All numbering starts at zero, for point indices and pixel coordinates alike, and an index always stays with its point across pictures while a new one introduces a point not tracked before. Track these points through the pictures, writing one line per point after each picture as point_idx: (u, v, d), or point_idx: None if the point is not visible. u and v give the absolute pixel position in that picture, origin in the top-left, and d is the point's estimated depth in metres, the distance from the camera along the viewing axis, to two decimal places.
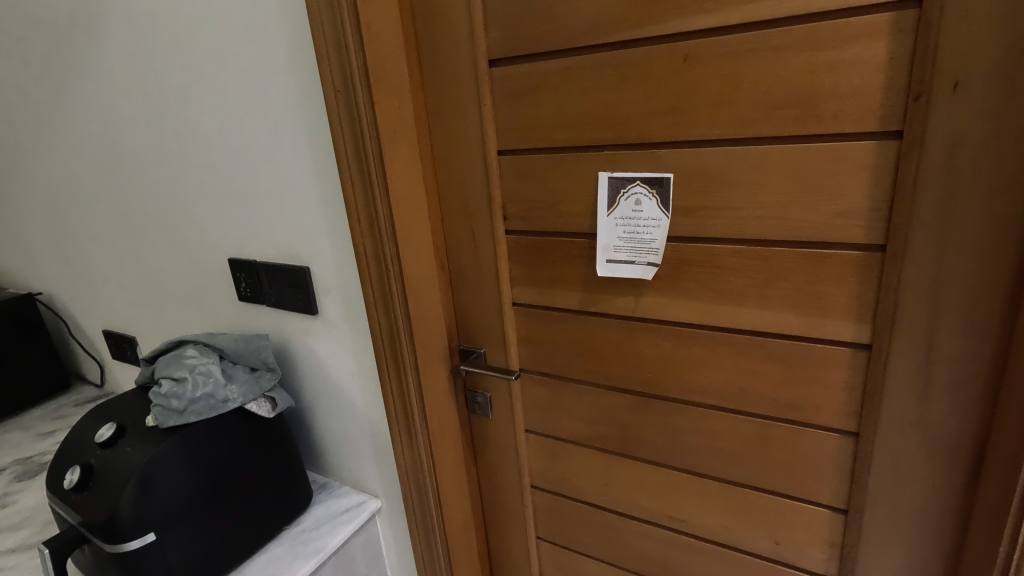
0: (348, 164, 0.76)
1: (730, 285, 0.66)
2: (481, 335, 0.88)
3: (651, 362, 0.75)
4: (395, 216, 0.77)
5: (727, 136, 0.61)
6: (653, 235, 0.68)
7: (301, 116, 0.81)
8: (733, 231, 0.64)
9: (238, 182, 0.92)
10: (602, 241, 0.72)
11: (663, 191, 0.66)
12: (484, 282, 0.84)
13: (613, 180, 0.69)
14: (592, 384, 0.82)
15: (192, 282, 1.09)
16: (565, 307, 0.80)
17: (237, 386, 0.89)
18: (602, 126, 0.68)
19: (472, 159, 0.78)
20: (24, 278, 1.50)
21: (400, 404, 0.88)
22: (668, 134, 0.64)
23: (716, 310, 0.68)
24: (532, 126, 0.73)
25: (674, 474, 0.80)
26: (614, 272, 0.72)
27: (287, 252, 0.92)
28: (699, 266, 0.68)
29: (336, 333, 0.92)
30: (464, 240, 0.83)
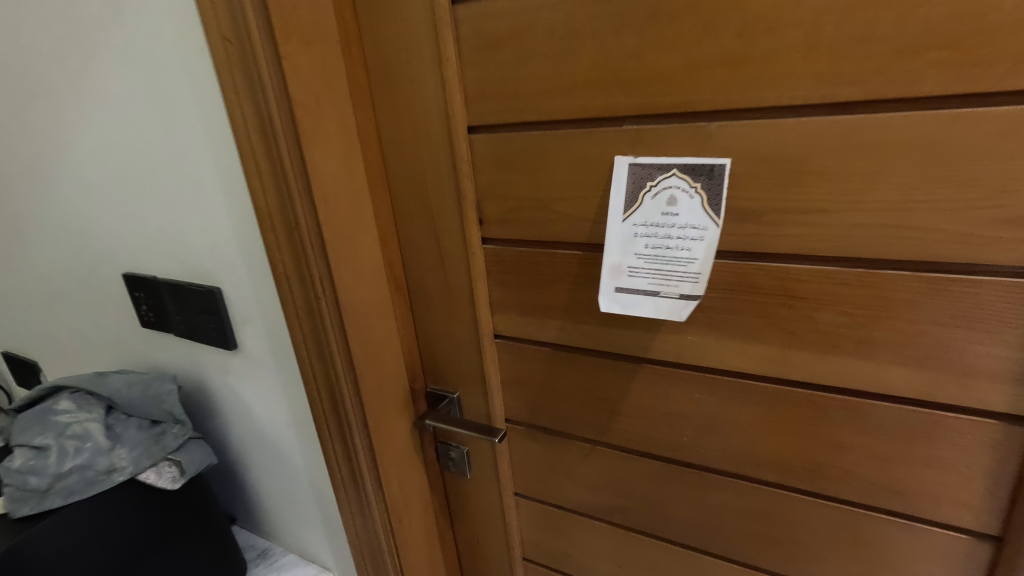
0: (251, 150, 0.52)
1: (814, 323, 0.45)
2: (454, 376, 0.66)
3: (689, 422, 0.54)
4: (327, 225, 0.54)
5: (825, 99, 0.39)
6: (691, 254, 0.46)
7: (184, 79, 0.57)
8: (825, 244, 0.42)
9: (119, 175, 0.68)
10: (612, 259, 0.49)
11: (714, 185, 0.44)
12: (456, 307, 0.62)
13: (637, 167, 0.47)
14: (602, 443, 0.61)
15: (81, 301, 0.85)
16: (566, 345, 0.58)
17: (127, 450, 0.66)
18: (622, 89, 0.46)
19: (433, 141, 0.55)
20: None
21: (349, 472, 0.66)
22: (725, 98, 0.42)
23: (789, 358, 0.47)
24: (517, 91, 0.50)
25: (716, 563, 0.60)
26: (627, 307, 0.50)
27: (190, 267, 0.68)
28: (766, 295, 0.46)
29: (261, 373, 0.70)
30: (426, 251, 0.61)
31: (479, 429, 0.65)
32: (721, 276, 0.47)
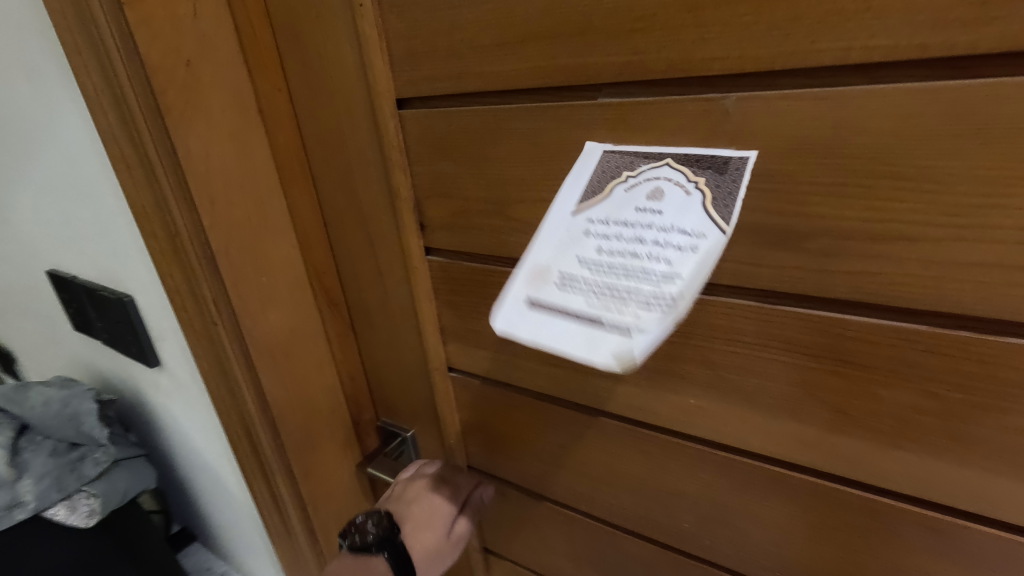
0: (111, 128, 0.39)
1: (878, 403, 0.30)
2: (404, 411, 0.54)
3: (690, 505, 0.40)
4: (217, 233, 0.42)
5: (925, 52, 0.23)
6: (669, 269, 0.26)
7: (43, 31, 0.44)
8: (899, 289, 0.27)
9: (12, 155, 0.56)
10: (538, 259, 0.30)
11: (725, 181, 0.28)
12: (399, 333, 0.49)
13: (613, 157, 0.31)
14: (580, 511, 0.47)
15: (10, 292, 0.75)
16: (533, 390, 0.44)
17: (32, 481, 0.57)
18: (593, 42, 0.30)
19: (355, 121, 0.41)
20: None
21: (278, 519, 0.56)
22: (749, 55, 0.26)
23: (833, 445, 0.32)
24: (454, 49, 0.35)
25: None
26: (534, 333, 0.28)
27: (100, 268, 0.57)
28: (804, 356, 0.31)
29: (188, 395, 0.59)
30: (359, 261, 0.47)
31: None
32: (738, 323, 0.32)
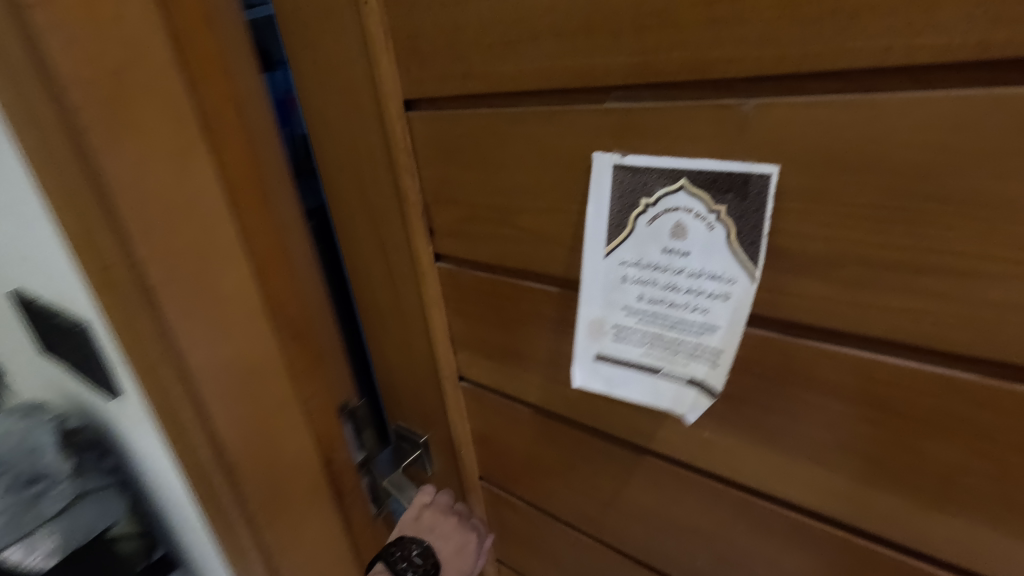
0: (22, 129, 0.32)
1: (917, 456, 0.26)
2: (415, 416, 0.52)
3: (704, 543, 0.37)
4: (155, 262, 0.35)
5: (983, 54, 0.19)
6: (707, 318, 0.29)
7: None
8: (946, 331, 0.23)
9: None
10: (591, 311, 0.33)
11: (750, 205, 0.26)
12: (409, 338, 0.47)
13: (624, 171, 0.29)
14: (591, 535, 0.45)
15: None
16: (542, 407, 0.42)
17: None
18: (601, 38, 0.27)
19: (365, 124, 0.39)
20: None
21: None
22: (774, 54, 0.23)
23: (863, 496, 0.29)
24: (457, 47, 0.33)
25: None
26: (611, 385, 0.34)
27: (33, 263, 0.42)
28: (833, 398, 0.27)
29: (149, 423, 0.45)
30: (371, 263, 0.46)
31: (446, 481, 0.54)
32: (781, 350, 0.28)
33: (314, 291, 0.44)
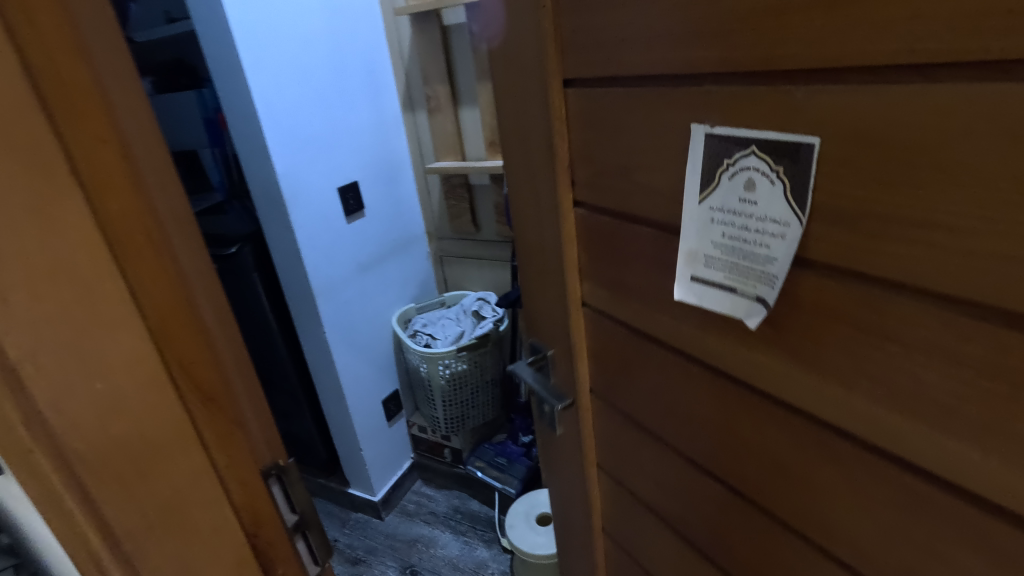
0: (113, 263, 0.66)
1: (964, 270, 0.47)
2: (597, 298, 0.90)
3: (907, 387, 0.55)
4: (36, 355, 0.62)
5: (976, 57, 0.42)
6: (778, 224, 0.59)
7: None
8: (972, 196, 0.45)
9: None
10: (701, 233, 0.67)
11: (800, 163, 0.55)
12: (607, 247, 0.83)
13: (716, 142, 0.61)
14: (748, 373, 0.71)
15: None
16: (710, 284, 0.69)
17: None
18: (795, 44, 0.51)
19: (606, 121, 0.74)
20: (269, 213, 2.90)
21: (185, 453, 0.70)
22: (890, 55, 0.46)
23: (904, 312, 0.53)
24: (700, 54, 0.59)
25: (802, 477, 0.71)
26: (725, 272, 0.66)
27: None
28: (910, 247, 0.50)
29: None
30: (593, 204, 0.82)
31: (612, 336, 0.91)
32: (183, 314, 0.70)
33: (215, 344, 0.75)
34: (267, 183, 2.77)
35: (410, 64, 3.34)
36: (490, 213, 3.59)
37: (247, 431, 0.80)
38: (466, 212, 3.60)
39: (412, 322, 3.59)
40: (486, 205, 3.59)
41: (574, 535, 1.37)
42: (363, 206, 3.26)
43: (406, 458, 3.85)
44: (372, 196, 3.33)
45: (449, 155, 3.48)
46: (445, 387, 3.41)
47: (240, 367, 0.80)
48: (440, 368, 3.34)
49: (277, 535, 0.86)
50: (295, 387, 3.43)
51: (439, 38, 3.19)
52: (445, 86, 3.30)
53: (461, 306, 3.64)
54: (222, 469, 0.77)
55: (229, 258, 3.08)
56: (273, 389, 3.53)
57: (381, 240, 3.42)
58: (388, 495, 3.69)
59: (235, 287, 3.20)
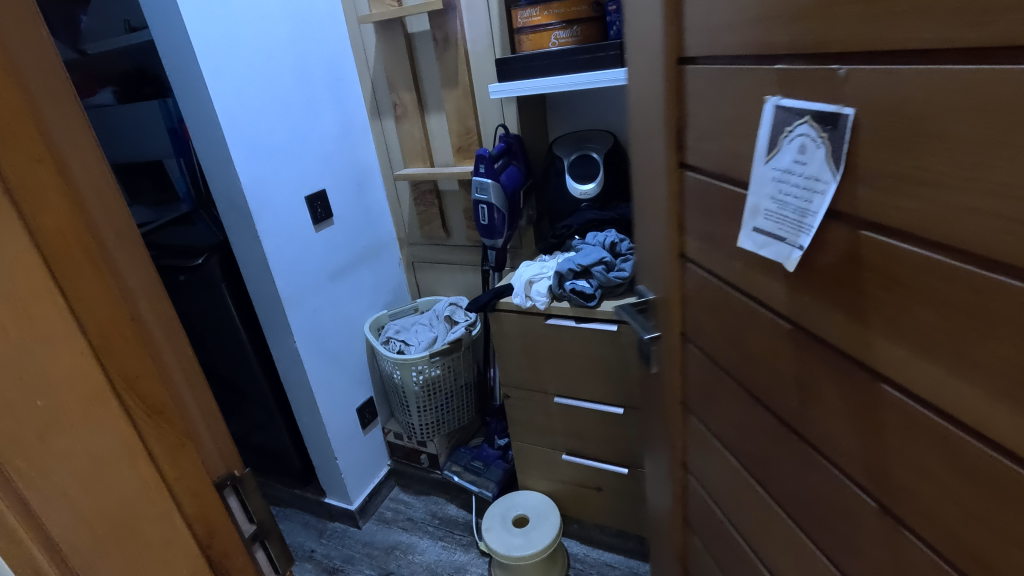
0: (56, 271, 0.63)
1: (908, 212, 0.69)
2: (695, 246, 1.16)
3: (873, 302, 0.77)
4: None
5: (938, 54, 0.61)
6: (820, 180, 0.80)
7: None
8: (925, 152, 0.65)
9: None
10: (768, 187, 0.88)
11: (839, 129, 0.74)
12: (705, 202, 1.08)
13: (784, 111, 0.82)
14: (794, 309, 0.93)
15: None
16: (774, 225, 0.89)
17: None
18: (827, 49, 0.74)
19: (710, 106, 1.00)
20: (234, 232, 2.85)
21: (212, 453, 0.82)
22: (876, 56, 0.68)
23: (880, 247, 0.74)
24: (772, 51, 0.83)
25: (807, 377, 0.96)
26: (783, 219, 0.87)
27: None
28: (884, 194, 0.72)
29: None
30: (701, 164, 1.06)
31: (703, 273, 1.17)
32: (126, 328, 0.69)
33: (160, 365, 0.74)
34: (230, 193, 2.73)
35: (375, 72, 3.35)
36: (460, 218, 3.62)
37: (198, 443, 0.79)
38: (436, 217, 3.62)
39: (384, 329, 3.57)
40: (456, 211, 3.62)
41: (657, 459, 1.66)
42: (332, 215, 3.25)
43: (383, 465, 3.84)
44: (339, 204, 3.31)
45: (417, 161, 3.49)
46: (419, 393, 3.40)
47: (187, 375, 0.78)
48: (413, 375, 3.33)
49: (233, 546, 0.85)
50: (267, 399, 3.37)
51: (403, 46, 3.21)
52: (411, 94, 3.31)
53: (434, 312, 3.66)
54: (173, 484, 0.75)
55: (196, 270, 3.02)
56: (246, 401, 3.48)
57: (350, 248, 3.41)
58: (366, 504, 3.66)
59: (202, 300, 3.15)
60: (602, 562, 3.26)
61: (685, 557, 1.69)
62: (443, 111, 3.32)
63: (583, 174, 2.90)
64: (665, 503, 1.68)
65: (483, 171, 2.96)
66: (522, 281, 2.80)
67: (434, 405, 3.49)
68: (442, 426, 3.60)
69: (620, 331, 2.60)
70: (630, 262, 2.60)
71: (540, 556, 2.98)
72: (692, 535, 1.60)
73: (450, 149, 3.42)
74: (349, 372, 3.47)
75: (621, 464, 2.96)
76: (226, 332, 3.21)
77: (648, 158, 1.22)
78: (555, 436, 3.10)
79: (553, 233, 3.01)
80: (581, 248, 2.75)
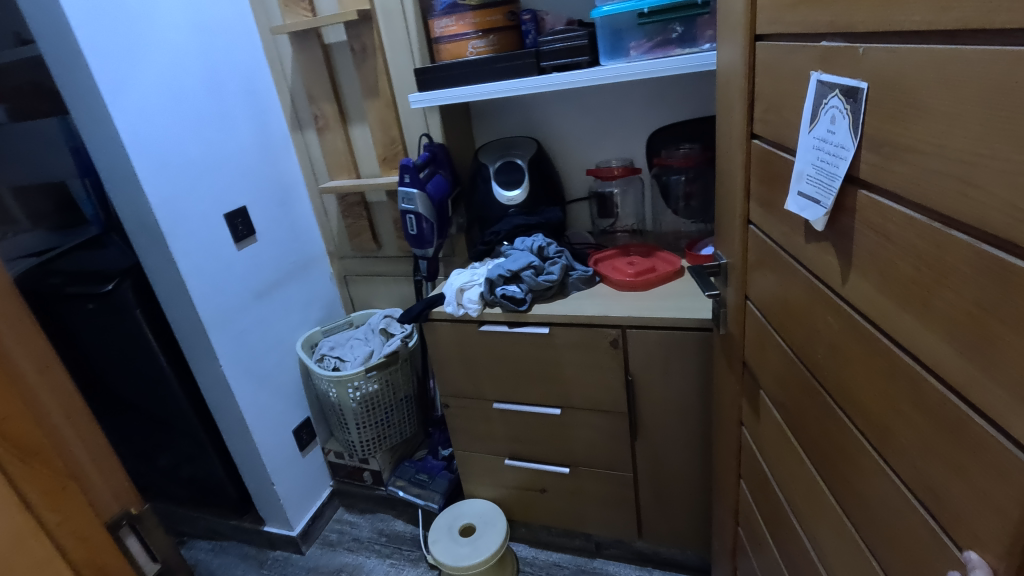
0: None
1: (898, 174, 0.85)
2: (758, 211, 1.37)
3: (875, 252, 0.93)
4: None
5: (921, 37, 0.77)
6: (841, 148, 0.96)
7: None
8: (908, 121, 0.81)
9: None
10: (810, 153, 1.06)
11: (856, 102, 0.91)
12: (764, 167, 1.30)
13: (824, 85, 0.99)
14: (823, 262, 1.10)
15: None
16: (811, 186, 1.06)
17: None
18: (854, 34, 0.90)
19: (776, 81, 1.18)
20: (149, 251, 2.65)
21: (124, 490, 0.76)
22: (885, 38, 0.83)
23: (881, 203, 0.90)
24: (820, 33, 1.00)
25: (826, 326, 1.13)
26: (817, 181, 1.04)
27: None
28: (884, 159, 0.87)
29: None
30: (766, 132, 1.26)
31: (760, 231, 1.39)
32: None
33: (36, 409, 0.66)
34: (139, 211, 2.55)
35: (293, 84, 3.25)
36: (390, 229, 3.57)
37: (86, 482, 0.72)
38: (365, 229, 3.57)
39: (318, 346, 3.44)
40: (385, 222, 3.56)
41: (725, 413, 1.90)
42: (254, 232, 3.10)
43: (325, 486, 3.70)
44: (261, 220, 3.16)
45: (343, 173, 3.43)
46: (357, 409, 3.31)
47: (72, 417, 0.70)
48: (349, 392, 3.25)
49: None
50: (195, 428, 3.15)
51: (321, 56, 3.15)
52: (332, 104, 3.25)
53: (368, 326, 3.56)
54: (56, 530, 0.68)
55: (107, 296, 2.79)
56: (170, 433, 3.23)
57: (275, 265, 3.26)
58: (308, 528, 3.50)
59: (117, 329, 2.90)
60: (551, 563, 3.32)
61: (742, 500, 1.92)
62: (366, 122, 3.27)
63: (509, 181, 2.97)
64: (727, 455, 1.95)
65: (409, 181, 2.91)
66: (454, 288, 2.78)
67: (373, 421, 3.40)
68: (383, 441, 3.51)
69: (553, 334, 2.64)
70: (557, 266, 2.69)
71: (489, 562, 2.98)
72: (742, 483, 1.88)
73: (375, 159, 3.37)
74: (282, 394, 3.31)
75: (563, 464, 3.03)
76: (143, 361, 2.97)
77: (728, 132, 1.46)
78: (496, 442, 3.13)
79: (482, 240, 3.05)
80: (510, 253, 2.83)
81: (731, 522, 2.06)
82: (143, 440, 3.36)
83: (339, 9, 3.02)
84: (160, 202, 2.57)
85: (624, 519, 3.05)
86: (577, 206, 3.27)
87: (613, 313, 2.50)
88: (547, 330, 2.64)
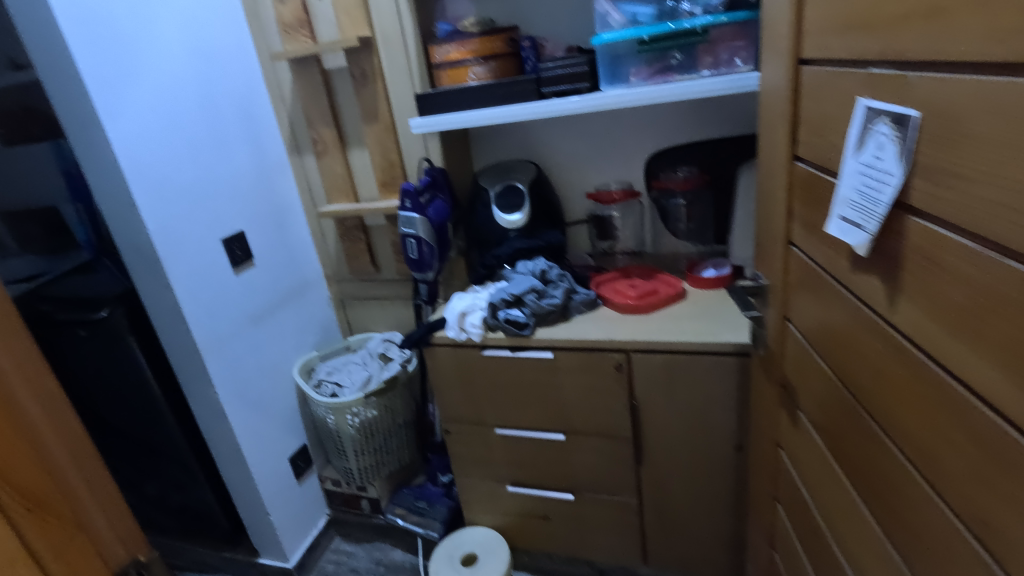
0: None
1: (948, 202, 0.83)
2: (800, 232, 1.36)
3: (922, 279, 0.92)
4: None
5: (975, 66, 0.76)
6: (889, 175, 0.95)
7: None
8: (960, 149, 0.80)
9: None
10: (854, 178, 1.04)
11: (908, 129, 0.90)
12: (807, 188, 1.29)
13: (872, 111, 0.98)
14: (868, 287, 1.08)
15: None
16: (855, 212, 1.05)
17: None
18: (905, 61, 0.90)
19: (821, 105, 1.18)
20: (144, 277, 2.61)
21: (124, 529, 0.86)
22: (937, 67, 0.83)
23: (930, 230, 0.88)
24: (868, 59, 1.00)
25: (870, 350, 1.11)
26: (861, 207, 1.03)
27: None
28: (934, 187, 0.86)
29: None
30: (810, 154, 1.26)
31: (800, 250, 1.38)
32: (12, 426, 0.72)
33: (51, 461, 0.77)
34: (135, 238, 2.53)
35: (292, 109, 3.26)
36: (388, 253, 3.56)
37: (88, 523, 0.81)
38: (363, 252, 3.54)
39: (315, 372, 3.37)
40: (384, 246, 3.55)
41: (761, 435, 1.87)
42: (252, 257, 3.07)
43: (321, 515, 3.61)
44: (258, 243, 3.14)
45: (341, 198, 3.41)
46: (355, 435, 3.25)
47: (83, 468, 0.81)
48: (347, 418, 3.19)
49: None
50: (188, 458, 3.07)
51: (319, 79, 3.14)
52: (330, 129, 3.24)
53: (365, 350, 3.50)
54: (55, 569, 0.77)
55: (99, 323, 2.74)
56: (161, 462, 3.16)
57: (272, 289, 3.22)
58: (304, 559, 3.40)
59: (109, 356, 2.85)
60: None
61: (779, 524, 1.88)
62: (365, 146, 3.27)
63: (507, 205, 2.93)
64: (763, 478, 1.92)
65: (409, 206, 2.90)
66: (455, 312, 2.75)
67: (371, 447, 3.34)
68: (381, 467, 3.44)
69: (557, 359, 2.60)
70: (560, 290, 2.68)
71: None
72: (779, 507, 1.84)
73: (373, 183, 3.37)
74: (279, 421, 3.25)
75: (567, 490, 2.97)
76: (137, 389, 2.91)
77: (770, 153, 1.46)
78: (498, 468, 3.07)
79: (482, 263, 3.04)
80: (511, 276, 2.81)
81: (766, 549, 2.02)
82: (132, 470, 3.27)
83: (337, 34, 3.03)
84: (157, 228, 2.54)
85: (630, 547, 2.99)
86: (576, 228, 3.26)
87: (617, 337, 2.46)
88: (550, 355, 2.61)
